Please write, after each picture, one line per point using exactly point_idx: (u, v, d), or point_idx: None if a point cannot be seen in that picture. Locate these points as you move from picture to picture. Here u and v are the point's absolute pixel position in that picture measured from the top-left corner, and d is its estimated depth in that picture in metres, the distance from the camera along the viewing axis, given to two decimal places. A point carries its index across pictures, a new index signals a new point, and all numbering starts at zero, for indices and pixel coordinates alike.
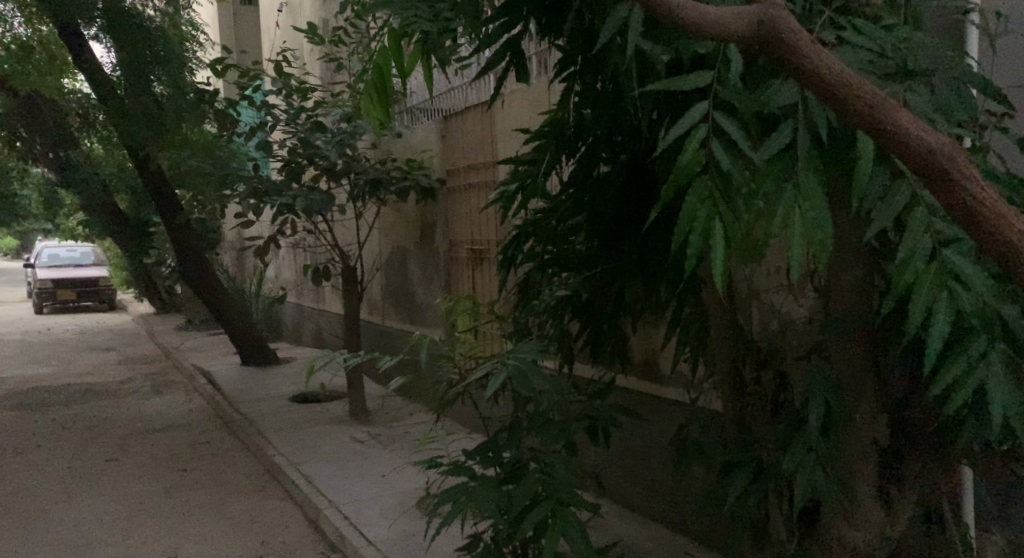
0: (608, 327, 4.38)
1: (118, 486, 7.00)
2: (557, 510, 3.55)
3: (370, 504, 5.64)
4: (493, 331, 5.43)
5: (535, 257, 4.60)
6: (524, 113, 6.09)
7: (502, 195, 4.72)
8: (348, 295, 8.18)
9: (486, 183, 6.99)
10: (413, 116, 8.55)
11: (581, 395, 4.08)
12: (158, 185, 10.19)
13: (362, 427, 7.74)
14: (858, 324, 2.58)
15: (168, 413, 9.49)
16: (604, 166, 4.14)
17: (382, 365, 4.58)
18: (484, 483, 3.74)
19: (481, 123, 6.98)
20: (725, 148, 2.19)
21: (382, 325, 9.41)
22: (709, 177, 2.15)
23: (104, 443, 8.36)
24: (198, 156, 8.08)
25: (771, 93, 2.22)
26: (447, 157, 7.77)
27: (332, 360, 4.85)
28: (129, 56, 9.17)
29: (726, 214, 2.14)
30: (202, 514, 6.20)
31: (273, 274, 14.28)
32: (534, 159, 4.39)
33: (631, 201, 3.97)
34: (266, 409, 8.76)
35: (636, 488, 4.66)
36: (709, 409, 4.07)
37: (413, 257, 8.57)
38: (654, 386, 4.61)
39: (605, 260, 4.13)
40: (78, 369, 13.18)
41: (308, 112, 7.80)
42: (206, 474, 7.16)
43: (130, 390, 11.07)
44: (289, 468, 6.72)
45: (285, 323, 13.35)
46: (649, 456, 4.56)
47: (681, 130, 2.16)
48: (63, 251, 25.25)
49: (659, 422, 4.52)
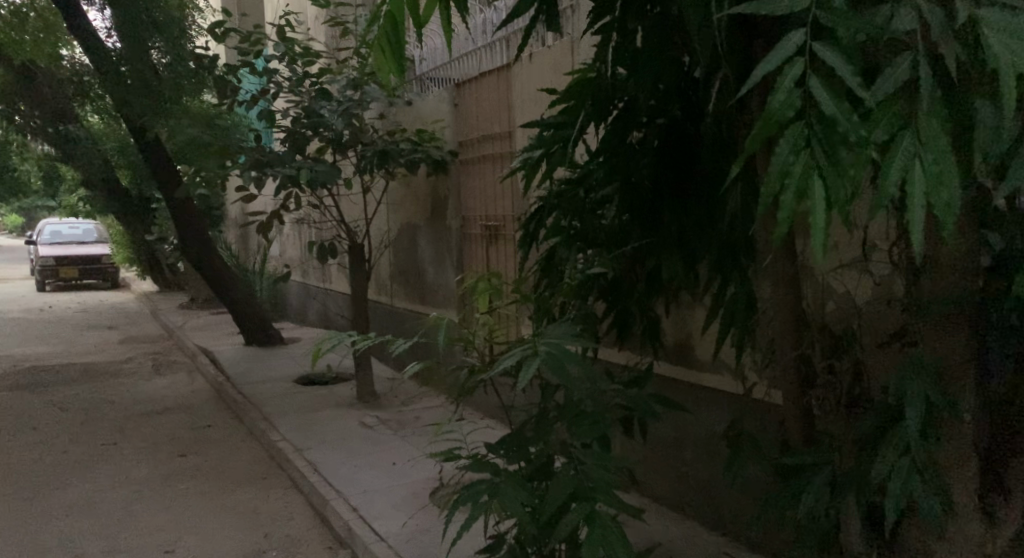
0: (642, 308, 4.00)
1: (115, 473, 6.62)
2: (594, 514, 3.18)
3: (382, 497, 5.26)
4: (511, 313, 5.01)
5: (561, 231, 4.13)
6: (545, 77, 5.67)
7: (524, 163, 4.29)
8: (356, 273, 7.78)
9: (503, 154, 6.56)
10: (423, 85, 8.09)
11: (616, 384, 3.66)
12: (158, 158, 9.75)
13: (370, 411, 7.37)
14: (963, 305, 2.16)
15: (168, 395, 9.13)
16: (639, 131, 3.70)
17: (395, 349, 4.18)
18: (509, 479, 3.38)
19: (498, 89, 6.55)
20: (827, 87, 1.79)
21: (391, 306, 9.04)
22: (805, 123, 1.78)
23: (101, 426, 8.00)
24: (197, 125, 7.65)
25: (887, 16, 1.81)
26: (460, 128, 7.35)
27: (340, 342, 4.41)
28: (127, 21, 8.71)
29: (826, 166, 1.75)
30: (204, 504, 5.83)
31: (277, 251, 13.92)
32: (563, 123, 3.97)
33: (670, 170, 3.57)
34: (271, 392, 8.39)
35: (670, 481, 4.33)
36: (758, 398, 3.68)
37: (423, 233, 8.17)
38: (690, 372, 4.25)
39: (638, 235, 3.73)
40: (78, 348, 12.82)
41: (311, 79, 7.36)
42: (207, 460, 6.78)
43: (131, 370, 10.72)
44: (294, 455, 6.35)
45: (290, 302, 13.02)
46: (683, 447, 4.23)
47: (770, 64, 1.79)
48: (66, 228, 24.92)
49: (697, 413, 4.17)
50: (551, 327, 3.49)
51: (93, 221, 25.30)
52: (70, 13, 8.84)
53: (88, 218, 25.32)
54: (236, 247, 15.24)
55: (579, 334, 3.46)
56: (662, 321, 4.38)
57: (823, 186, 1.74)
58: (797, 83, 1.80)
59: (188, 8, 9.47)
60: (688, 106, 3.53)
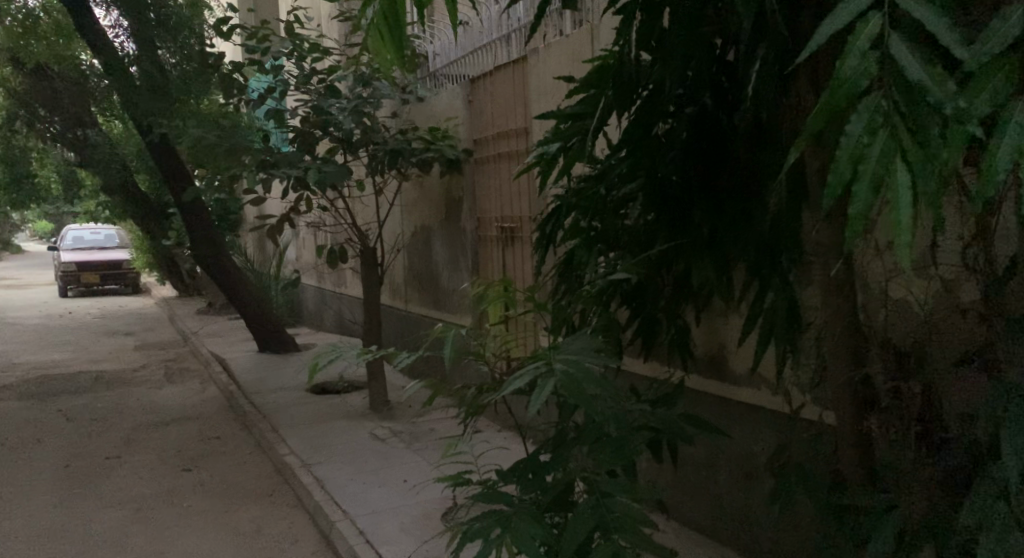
0: (670, 316, 3.64)
1: (116, 487, 6.32)
2: (618, 554, 2.83)
3: (391, 518, 4.92)
4: (527, 322, 4.64)
5: (580, 234, 3.79)
6: (562, 68, 5.32)
7: (539, 158, 3.92)
8: (367, 278, 7.45)
9: (519, 152, 6.20)
10: (436, 81, 7.76)
11: (642, 403, 3.29)
12: (168, 161, 9.48)
13: (383, 422, 7.06)
14: None
15: (178, 405, 8.87)
16: (666, 122, 3.35)
17: (399, 364, 3.83)
18: (524, 512, 3.04)
19: (513, 83, 6.21)
20: (912, 47, 1.46)
21: (405, 312, 8.70)
22: (884, 93, 1.45)
23: (108, 437, 7.73)
24: (202, 124, 7.36)
25: None
26: (474, 125, 7.01)
27: (339, 356, 4.04)
28: (136, 20, 8.43)
29: (912, 147, 1.42)
30: (206, 521, 5.51)
31: (293, 255, 13.66)
32: (581, 113, 3.61)
33: (702, 166, 3.23)
34: (282, 402, 8.07)
35: (704, 504, 3.98)
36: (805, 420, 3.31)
37: (437, 236, 7.84)
38: (722, 387, 3.90)
39: (665, 237, 3.36)
40: (93, 355, 12.63)
41: (320, 74, 7.04)
42: (214, 475, 6.48)
43: (143, 378, 10.48)
44: (302, 471, 6.03)
45: (306, 307, 12.77)
46: (716, 468, 3.87)
47: (839, 20, 1.48)
48: (88, 234, 24.89)
49: (731, 431, 3.82)
50: (570, 341, 3.12)
51: (115, 226, 25.24)
52: (77, 13, 8.59)
53: (110, 223, 25.29)
54: (253, 251, 15.01)
55: (601, 349, 3.10)
56: (691, 330, 4.02)
57: (908, 171, 1.41)
58: (873, 43, 1.47)
59: (199, 7, 9.20)
60: (721, 93, 3.21)
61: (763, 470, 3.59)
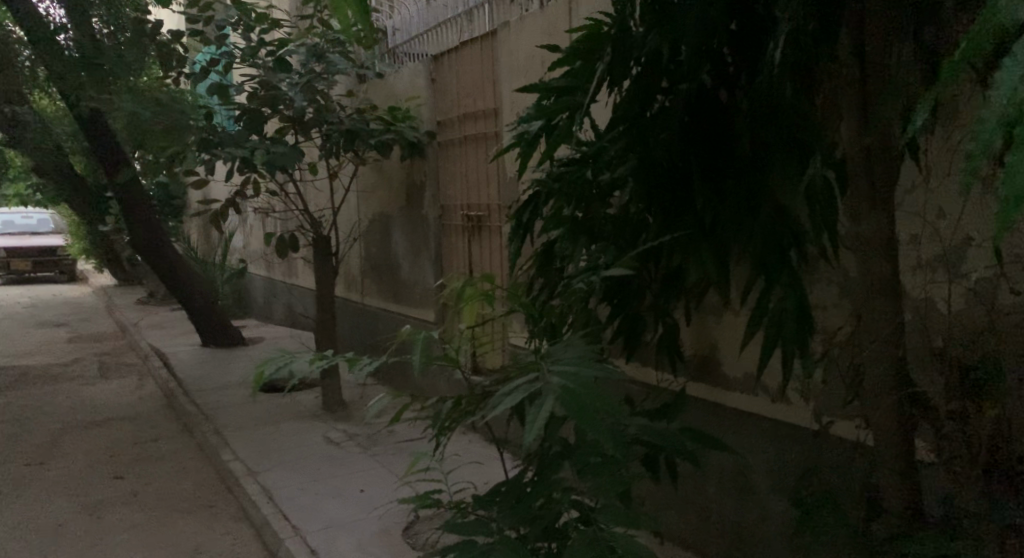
0: (659, 316, 3.26)
1: (37, 498, 5.72)
2: None
3: (347, 535, 4.46)
4: (500, 322, 4.21)
5: (562, 222, 3.37)
6: (536, 42, 4.90)
7: (518, 137, 3.47)
8: (321, 271, 6.92)
9: (487, 135, 5.76)
10: (396, 58, 7.26)
11: (642, 417, 2.91)
12: (101, 139, 8.77)
13: (337, 424, 6.59)
14: None
15: (113, 404, 8.25)
16: (664, 99, 2.92)
17: (356, 370, 3.35)
18: (507, 544, 2.64)
19: (481, 60, 5.77)
20: None
21: (362, 305, 8.22)
22: None
23: (30, 441, 7.09)
24: (138, 98, 6.72)
25: None
26: (437, 105, 6.54)
27: (288, 361, 3.55)
28: None
29: None
30: (137, 537, 4.97)
31: (239, 243, 13.01)
32: (570, 88, 3.17)
33: (705, 149, 2.83)
34: (226, 401, 7.53)
35: (702, 520, 3.68)
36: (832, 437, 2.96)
37: (397, 224, 7.35)
38: (719, 392, 3.55)
39: (659, 228, 2.96)
40: (20, 348, 11.82)
41: (268, 46, 6.43)
42: (149, 484, 5.93)
43: (75, 374, 9.80)
44: (247, 479, 5.53)
45: (254, 297, 12.17)
46: (721, 483, 3.55)
47: None
48: (19, 218, 23.64)
49: (732, 443, 3.50)
50: (564, 348, 2.71)
51: (49, 210, 24.06)
52: None
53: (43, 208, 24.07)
54: (197, 239, 14.29)
55: (595, 357, 2.69)
56: (680, 329, 3.66)
57: None
58: None
59: None
60: (722, 71, 2.78)
61: (771, 487, 3.28)
